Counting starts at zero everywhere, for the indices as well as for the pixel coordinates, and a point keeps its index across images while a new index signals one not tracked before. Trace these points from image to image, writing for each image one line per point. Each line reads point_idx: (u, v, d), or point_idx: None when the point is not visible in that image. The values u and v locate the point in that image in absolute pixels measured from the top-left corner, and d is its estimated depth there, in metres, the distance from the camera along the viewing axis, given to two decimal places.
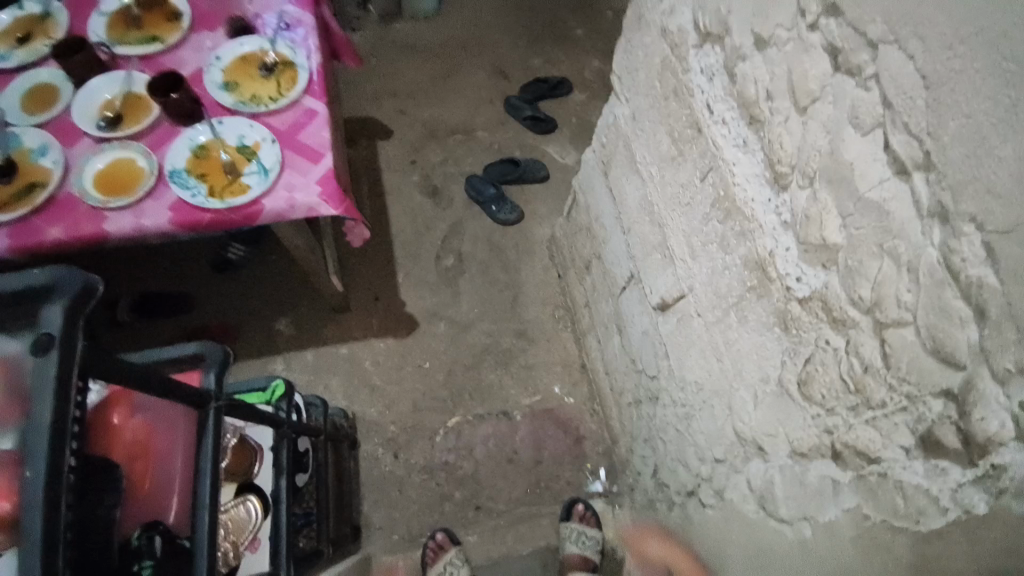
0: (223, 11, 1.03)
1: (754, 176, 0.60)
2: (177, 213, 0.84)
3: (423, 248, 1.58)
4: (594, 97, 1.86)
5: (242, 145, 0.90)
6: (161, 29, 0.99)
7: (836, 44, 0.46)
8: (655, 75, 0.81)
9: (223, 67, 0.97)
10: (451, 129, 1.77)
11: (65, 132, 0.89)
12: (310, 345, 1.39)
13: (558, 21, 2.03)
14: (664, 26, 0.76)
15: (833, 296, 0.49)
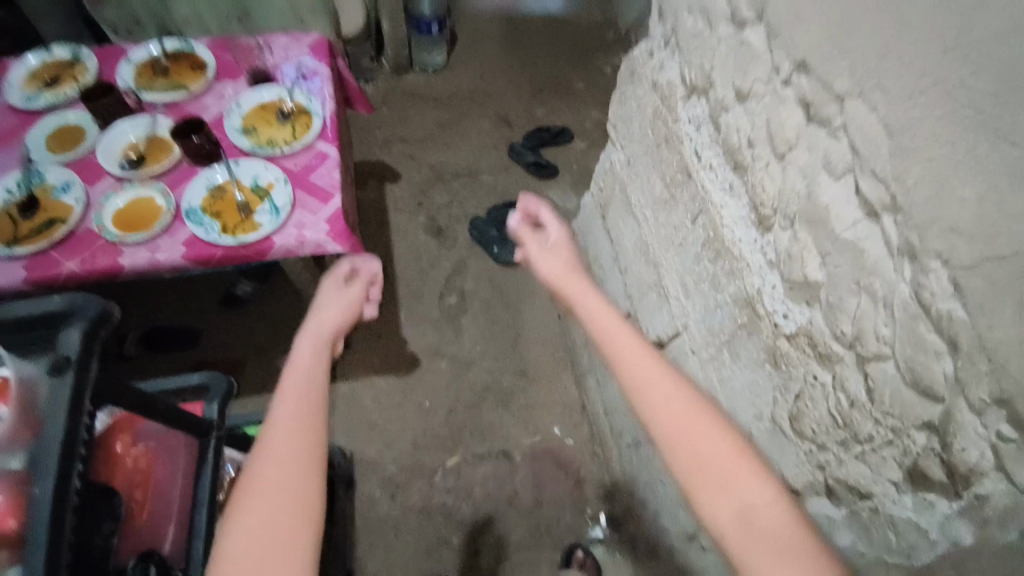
0: (245, 63, 1.10)
1: (741, 219, 0.63)
2: (191, 248, 0.88)
3: (426, 287, 1.61)
4: (594, 145, 1.94)
5: (256, 185, 0.95)
6: (186, 78, 1.06)
7: (807, 98, 0.49)
8: (647, 123, 0.85)
9: (242, 114, 1.03)
10: (456, 173, 1.84)
11: (88, 170, 0.94)
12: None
13: (560, 74, 2.14)
14: (654, 79, 0.81)
15: (817, 331, 0.51)
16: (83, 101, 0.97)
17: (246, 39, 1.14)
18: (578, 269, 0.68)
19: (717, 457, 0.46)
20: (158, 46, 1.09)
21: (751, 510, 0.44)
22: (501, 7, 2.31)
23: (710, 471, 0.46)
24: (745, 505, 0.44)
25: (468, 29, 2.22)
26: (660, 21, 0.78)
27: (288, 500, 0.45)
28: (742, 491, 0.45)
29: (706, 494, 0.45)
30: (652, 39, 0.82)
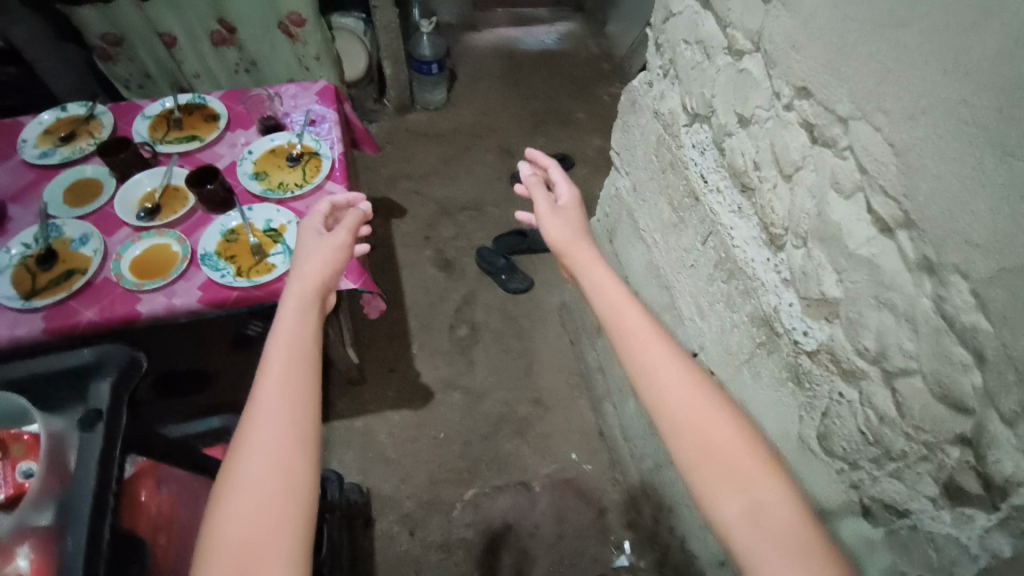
0: (256, 111, 1.14)
1: (751, 238, 0.64)
2: (206, 292, 0.89)
3: (437, 319, 1.62)
4: (595, 171, 1.99)
5: (268, 228, 0.97)
6: (199, 129, 1.10)
7: (810, 121, 0.51)
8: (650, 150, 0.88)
9: (254, 159, 1.06)
10: (462, 205, 1.87)
11: (106, 222, 0.97)
12: (328, 419, 1.41)
13: (559, 105, 2.20)
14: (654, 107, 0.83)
15: (839, 347, 0.51)
16: (100, 155, 1.00)
17: (257, 88, 1.18)
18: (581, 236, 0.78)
19: (731, 456, 0.51)
20: (171, 99, 1.13)
21: (754, 504, 0.48)
22: (498, 45, 2.40)
23: (718, 465, 0.51)
24: (751, 501, 0.48)
25: (468, 68, 2.30)
26: (657, 53, 0.81)
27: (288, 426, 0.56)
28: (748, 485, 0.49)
29: (713, 487, 0.50)
30: (650, 71, 0.85)
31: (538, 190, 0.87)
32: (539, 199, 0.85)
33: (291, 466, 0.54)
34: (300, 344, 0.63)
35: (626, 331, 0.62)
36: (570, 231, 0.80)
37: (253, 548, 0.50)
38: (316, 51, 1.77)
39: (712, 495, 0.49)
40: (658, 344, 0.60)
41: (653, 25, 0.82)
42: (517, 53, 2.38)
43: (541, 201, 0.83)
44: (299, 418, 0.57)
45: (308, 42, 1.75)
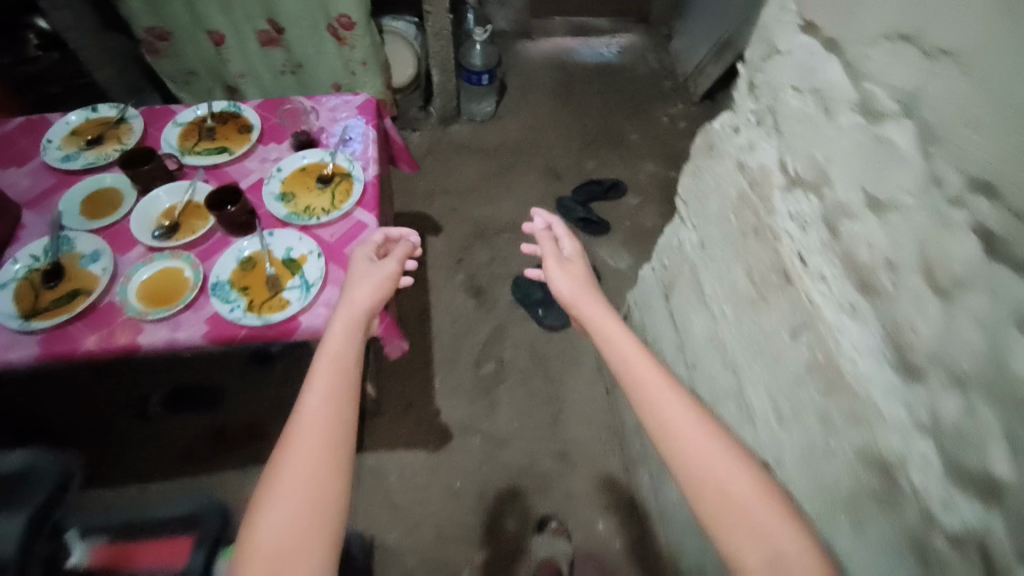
0: (291, 125, 1.06)
1: (868, 351, 0.50)
2: (213, 326, 0.81)
3: (463, 353, 1.52)
4: (648, 203, 1.87)
5: (288, 258, 0.88)
6: (232, 141, 1.02)
7: (992, 230, 0.37)
8: (721, 207, 0.74)
9: (282, 178, 0.98)
10: (500, 228, 1.77)
11: (120, 238, 0.90)
12: (362, 447, 1.35)
13: (612, 124, 2.07)
14: (737, 159, 0.69)
15: (1000, 546, 0.38)
16: (122, 166, 0.92)
17: (294, 98, 1.10)
18: (591, 288, 0.80)
19: (741, 500, 0.53)
20: (206, 106, 1.06)
21: (775, 554, 0.50)
22: (554, 55, 2.28)
23: (735, 516, 0.52)
24: (770, 551, 0.50)
25: (519, 78, 2.19)
26: (749, 94, 0.66)
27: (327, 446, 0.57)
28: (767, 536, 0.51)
29: (730, 538, 0.51)
30: (736, 113, 0.70)
31: (547, 246, 0.87)
32: (546, 254, 0.85)
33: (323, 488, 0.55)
34: (346, 363, 0.64)
35: (633, 369, 0.64)
36: (576, 287, 0.80)
37: (282, 567, 0.51)
38: (364, 57, 1.70)
39: (733, 553, 0.51)
40: (670, 394, 0.61)
41: (747, 58, 0.67)
42: (573, 66, 2.25)
43: (550, 258, 0.84)
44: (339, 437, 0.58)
45: (356, 48, 1.68)
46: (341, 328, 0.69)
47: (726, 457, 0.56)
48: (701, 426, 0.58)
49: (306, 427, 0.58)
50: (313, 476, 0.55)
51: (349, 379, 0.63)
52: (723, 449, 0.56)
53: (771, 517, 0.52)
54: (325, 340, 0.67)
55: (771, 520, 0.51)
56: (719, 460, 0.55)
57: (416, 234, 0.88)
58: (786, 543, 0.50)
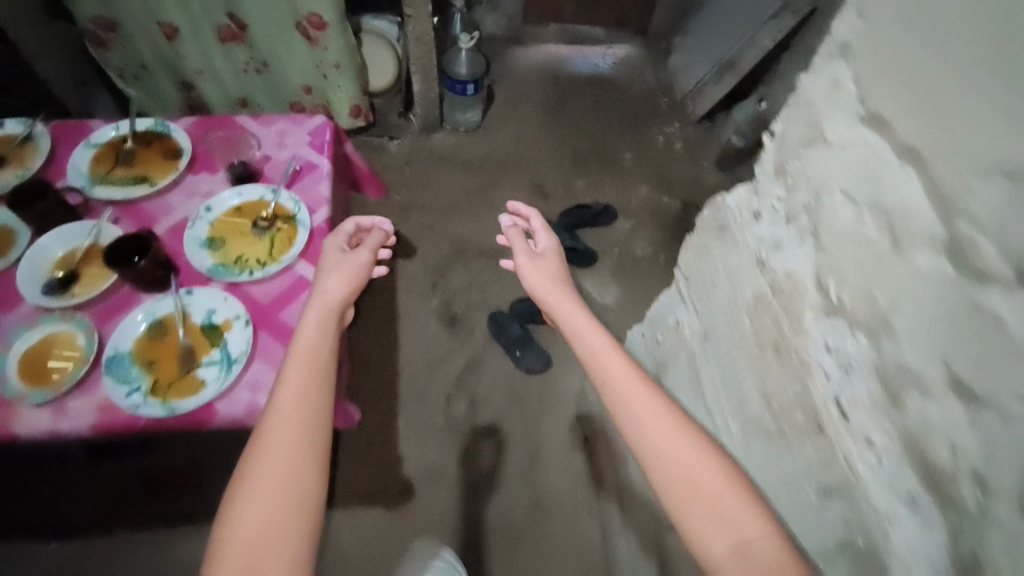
0: (228, 149, 0.90)
1: (923, 551, 0.42)
2: (105, 414, 0.66)
3: (433, 391, 1.37)
4: (640, 227, 1.71)
5: (208, 323, 0.73)
6: (155, 169, 0.86)
7: None
8: (730, 299, 0.62)
9: (211, 220, 0.82)
10: (480, 251, 1.61)
11: (1, 294, 0.72)
12: (331, 503, 1.22)
13: (606, 143, 1.94)
14: (754, 248, 0.58)
15: None
16: (15, 204, 0.77)
17: (236, 117, 0.93)
18: (564, 285, 0.84)
19: (713, 494, 0.57)
20: (127, 124, 0.89)
21: (743, 543, 0.54)
22: (546, 65, 2.13)
23: (709, 508, 0.56)
24: (735, 537, 0.54)
25: (509, 88, 2.04)
26: (777, 179, 0.55)
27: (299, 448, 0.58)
28: (734, 526, 0.55)
29: (702, 531, 0.56)
30: (757, 194, 0.58)
31: (517, 242, 0.91)
32: (519, 249, 0.89)
33: (299, 488, 0.57)
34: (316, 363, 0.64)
35: (611, 376, 0.67)
36: (549, 285, 0.84)
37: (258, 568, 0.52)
38: (336, 59, 1.55)
39: (705, 542, 0.55)
40: (642, 398, 0.64)
41: (777, 133, 0.55)
42: (566, 77, 2.11)
43: (519, 252, 0.88)
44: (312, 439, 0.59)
45: (327, 49, 1.52)
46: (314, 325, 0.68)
47: (697, 454, 0.59)
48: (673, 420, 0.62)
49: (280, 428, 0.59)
50: (287, 476, 0.57)
51: (321, 376, 0.64)
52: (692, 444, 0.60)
53: (745, 509, 0.56)
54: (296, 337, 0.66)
55: (737, 511, 0.56)
56: (691, 456, 0.59)
57: (389, 222, 0.86)
58: (753, 531, 0.54)
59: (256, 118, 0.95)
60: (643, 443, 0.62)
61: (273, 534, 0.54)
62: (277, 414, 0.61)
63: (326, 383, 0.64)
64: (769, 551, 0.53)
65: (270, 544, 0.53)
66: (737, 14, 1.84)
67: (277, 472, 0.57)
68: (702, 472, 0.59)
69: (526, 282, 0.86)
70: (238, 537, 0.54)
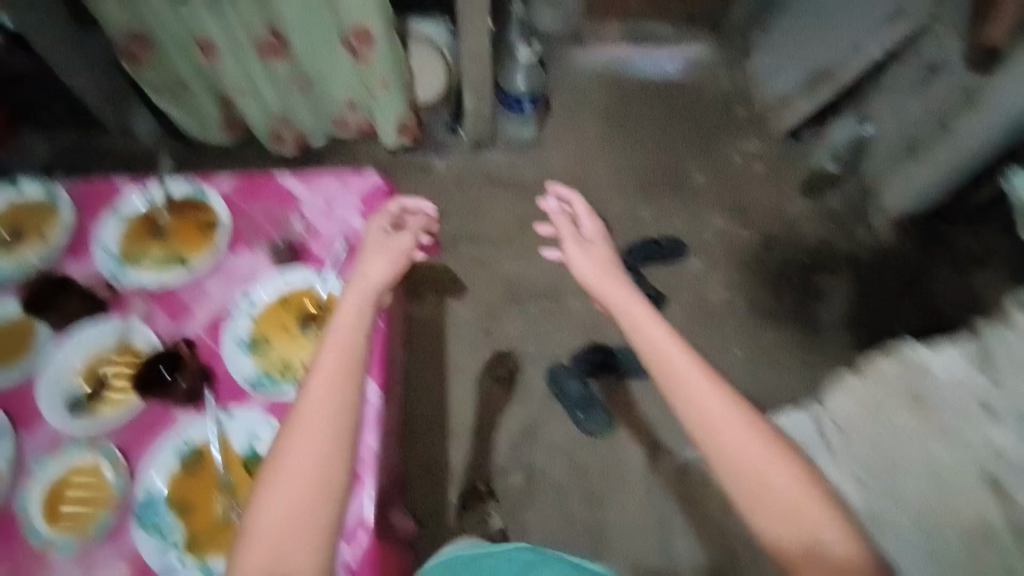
0: (270, 217, 0.79)
1: None
2: (138, 569, 0.60)
3: (489, 458, 1.34)
4: (716, 267, 1.58)
5: (251, 456, 0.64)
6: (188, 246, 0.77)
7: None
8: (932, 469, 0.92)
9: (254, 313, 0.72)
10: (536, 294, 1.52)
11: (21, 410, 0.66)
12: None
13: (679, 163, 1.76)
14: (982, 453, 0.90)
15: None
16: (32, 305, 0.71)
17: (279, 177, 0.82)
18: (610, 270, 0.90)
19: (768, 478, 0.68)
20: (161, 191, 0.80)
21: (802, 527, 0.66)
22: (609, 69, 1.93)
23: (763, 493, 0.67)
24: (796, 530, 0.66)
25: (568, 98, 1.87)
26: (994, 415, 0.93)
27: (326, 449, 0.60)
28: (795, 510, 0.67)
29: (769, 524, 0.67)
30: (970, 396, 0.96)
31: (563, 225, 0.96)
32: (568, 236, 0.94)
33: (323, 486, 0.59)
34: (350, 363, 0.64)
35: (671, 370, 0.74)
36: (598, 271, 0.89)
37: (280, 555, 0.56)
38: (384, 75, 1.43)
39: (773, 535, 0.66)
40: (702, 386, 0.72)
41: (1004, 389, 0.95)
42: (631, 83, 1.91)
43: (567, 240, 0.92)
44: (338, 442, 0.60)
45: (376, 66, 1.40)
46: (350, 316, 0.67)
47: (773, 461, 0.68)
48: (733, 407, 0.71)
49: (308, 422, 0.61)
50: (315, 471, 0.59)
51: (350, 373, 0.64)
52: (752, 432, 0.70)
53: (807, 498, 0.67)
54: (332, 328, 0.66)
55: (813, 514, 0.66)
56: (753, 444, 0.69)
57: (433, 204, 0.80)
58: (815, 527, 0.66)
59: (301, 176, 0.83)
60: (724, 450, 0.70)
61: (298, 527, 0.57)
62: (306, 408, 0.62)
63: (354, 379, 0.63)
64: (824, 546, 0.65)
65: (296, 536, 0.57)
66: (836, 18, 1.60)
67: (307, 464, 0.59)
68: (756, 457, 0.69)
69: (574, 267, 0.92)
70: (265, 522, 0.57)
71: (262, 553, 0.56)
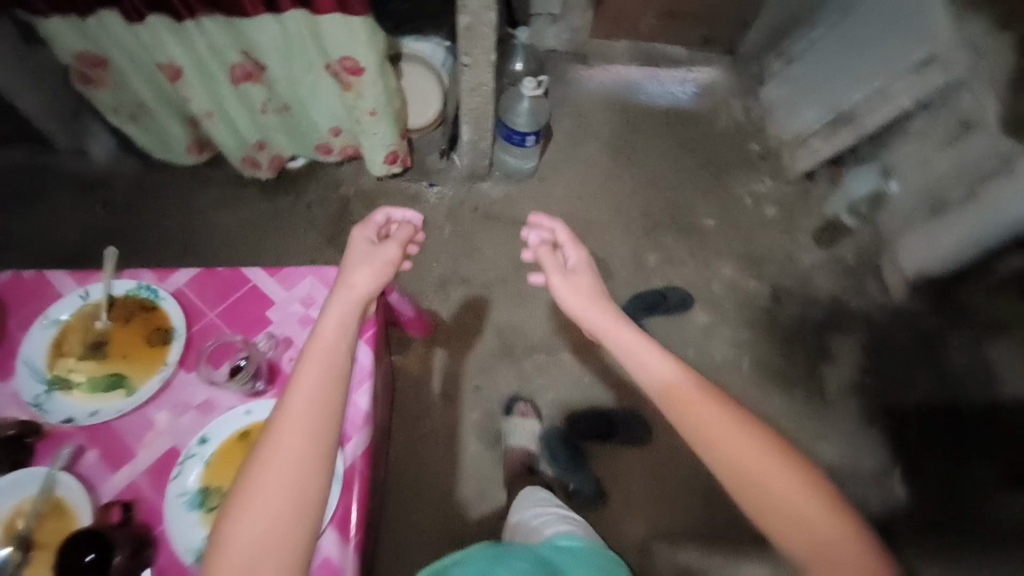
0: (237, 327, 0.69)
1: None
2: None
3: (473, 529, 1.26)
4: (720, 321, 1.52)
5: None
6: (132, 363, 0.66)
7: None
8: None
9: (206, 460, 0.62)
10: (530, 347, 1.43)
11: None
12: None
13: (684, 204, 1.68)
14: None
15: None
16: None
17: (248, 275, 0.71)
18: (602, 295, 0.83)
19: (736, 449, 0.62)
20: (101, 288, 0.69)
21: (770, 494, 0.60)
22: (615, 93, 1.81)
23: (739, 466, 0.62)
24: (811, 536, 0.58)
25: (570, 122, 1.75)
26: None
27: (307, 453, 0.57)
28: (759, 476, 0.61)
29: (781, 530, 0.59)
30: None
31: (547, 260, 0.88)
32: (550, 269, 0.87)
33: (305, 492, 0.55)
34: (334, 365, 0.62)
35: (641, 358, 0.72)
36: (584, 304, 0.82)
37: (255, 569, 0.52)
38: (373, 104, 1.31)
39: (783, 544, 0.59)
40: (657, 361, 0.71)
41: None
42: (639, 111, 1.80)
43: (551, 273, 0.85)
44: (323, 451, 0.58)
45: (362, 95, 1.28)
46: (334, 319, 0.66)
47: (734, 426, 0.63)
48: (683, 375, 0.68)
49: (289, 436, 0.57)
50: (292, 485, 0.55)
51: (335, 382, 0.61)
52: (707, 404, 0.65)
53: (769, 458, 0.61)
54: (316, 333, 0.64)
55: (768, 471, 0.60)
56: (705, 412, 0.65)
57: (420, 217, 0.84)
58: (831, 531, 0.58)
59: (275, 273, 0.72)
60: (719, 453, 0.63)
61: (277, 538, 0.53)
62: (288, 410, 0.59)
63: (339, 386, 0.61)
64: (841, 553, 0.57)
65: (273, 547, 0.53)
66: (857, 59, 1.51)
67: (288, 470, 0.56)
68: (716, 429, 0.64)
69: (561, 302, 0.84)
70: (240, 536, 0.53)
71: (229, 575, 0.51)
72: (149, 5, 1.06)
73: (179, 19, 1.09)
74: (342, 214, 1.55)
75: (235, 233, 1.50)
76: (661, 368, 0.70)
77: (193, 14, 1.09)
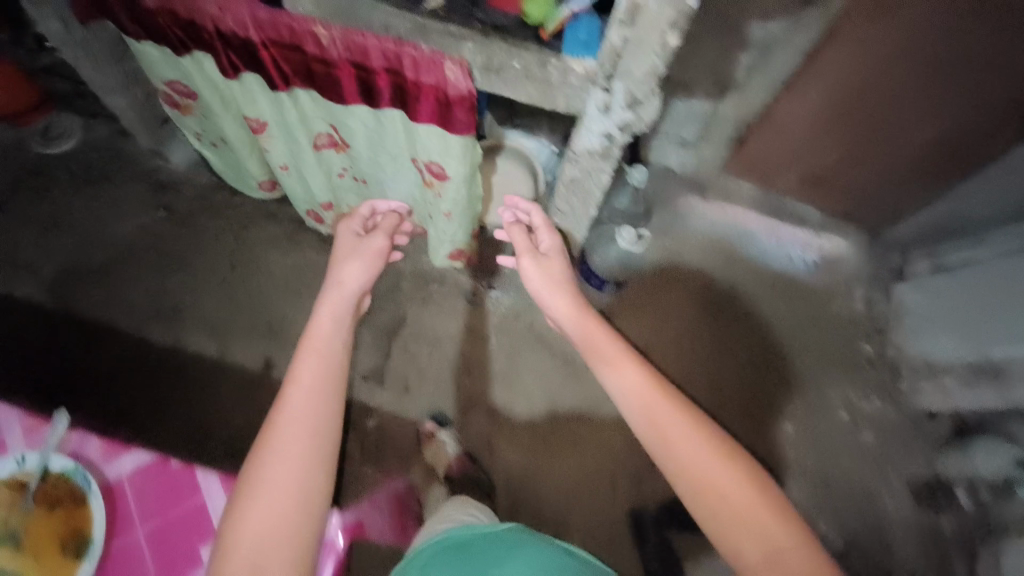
0: (165, 552, 0.61)
1: None
2: None
3: None
4: None
5: None
6: (40, 568, 0.60)
7: None
8: None
9: None
10: (537, 512, 1.28)
11: None
12: None
13: (765, 395, 1.43)
14: None
15: None
16: None
17: (199, 484, 0.63)
18: (565, 281, 0.95)
19: (692, 454, 0.66)
20: (38, 458, 0.62)
21: (722, 496, 0.64)
22: (725, 237, 1.59)
23: (694, 473, 0.66)
24: (765, 542, 0.61)
25: (663, 257, 1.55)
26: None
27: (312, 446, 0.64)
28: (711, 479, 0.65)
29: (735, 539, 0.62)
30: None
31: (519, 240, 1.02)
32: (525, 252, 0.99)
33: (309, 480, 0.63)
34: (331, 358, 0.73)
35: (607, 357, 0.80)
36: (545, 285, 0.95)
37: (266, 553, 0.58)
38: (449, 207, 1.17)
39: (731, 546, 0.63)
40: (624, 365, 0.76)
41: None
42: (744, 267, 1.56)
43: (525, 254, 0.98)
44: (322, 447, 0.65)
45: (442, 197, 1.15)
46: (328, 315, 0.80)
47: (685, 428, 0.69)
48: (647, 382, 0.74)
49: (300, 420, 0.65)
50: (300, 473, 0.62)
51: (334, 386, 0.70)
52: (669, 408, 0.71)
53: (717, 456, 0.66)
54: (314, 332, 0.76)
55: (715, 469, 0.65)
56: (663, 413, 0.70)
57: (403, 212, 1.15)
58: (784, 539, 0.60)
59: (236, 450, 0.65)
60: (670, 462, 0.68)
61: (285, 524, 0.60)
62: (283, 407, 0.66)
63: (336, 378, 0.71)
64: (795, 549, 0.59)
65: (282, 534, 0.59)
66: (996, 310, 1.23)
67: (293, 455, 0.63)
68: (678, 440, 0.68)
69: (528, 280, 0.97)
70: (250, 523, 0.59)
71: (241, 562, 0.57)
72: (246, 63, 0.96)
73: (273, 88, 0.99)
74: (389, 287, 1.44)
75: (277, 278, 1.42)
76: (638, 380, 0.75)
77: (288, 87, 0.99)
